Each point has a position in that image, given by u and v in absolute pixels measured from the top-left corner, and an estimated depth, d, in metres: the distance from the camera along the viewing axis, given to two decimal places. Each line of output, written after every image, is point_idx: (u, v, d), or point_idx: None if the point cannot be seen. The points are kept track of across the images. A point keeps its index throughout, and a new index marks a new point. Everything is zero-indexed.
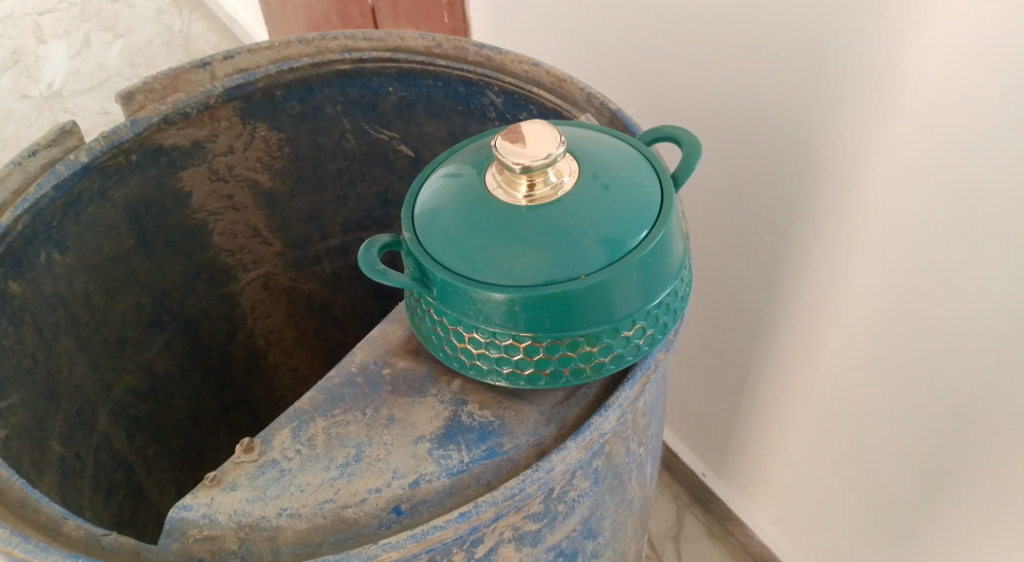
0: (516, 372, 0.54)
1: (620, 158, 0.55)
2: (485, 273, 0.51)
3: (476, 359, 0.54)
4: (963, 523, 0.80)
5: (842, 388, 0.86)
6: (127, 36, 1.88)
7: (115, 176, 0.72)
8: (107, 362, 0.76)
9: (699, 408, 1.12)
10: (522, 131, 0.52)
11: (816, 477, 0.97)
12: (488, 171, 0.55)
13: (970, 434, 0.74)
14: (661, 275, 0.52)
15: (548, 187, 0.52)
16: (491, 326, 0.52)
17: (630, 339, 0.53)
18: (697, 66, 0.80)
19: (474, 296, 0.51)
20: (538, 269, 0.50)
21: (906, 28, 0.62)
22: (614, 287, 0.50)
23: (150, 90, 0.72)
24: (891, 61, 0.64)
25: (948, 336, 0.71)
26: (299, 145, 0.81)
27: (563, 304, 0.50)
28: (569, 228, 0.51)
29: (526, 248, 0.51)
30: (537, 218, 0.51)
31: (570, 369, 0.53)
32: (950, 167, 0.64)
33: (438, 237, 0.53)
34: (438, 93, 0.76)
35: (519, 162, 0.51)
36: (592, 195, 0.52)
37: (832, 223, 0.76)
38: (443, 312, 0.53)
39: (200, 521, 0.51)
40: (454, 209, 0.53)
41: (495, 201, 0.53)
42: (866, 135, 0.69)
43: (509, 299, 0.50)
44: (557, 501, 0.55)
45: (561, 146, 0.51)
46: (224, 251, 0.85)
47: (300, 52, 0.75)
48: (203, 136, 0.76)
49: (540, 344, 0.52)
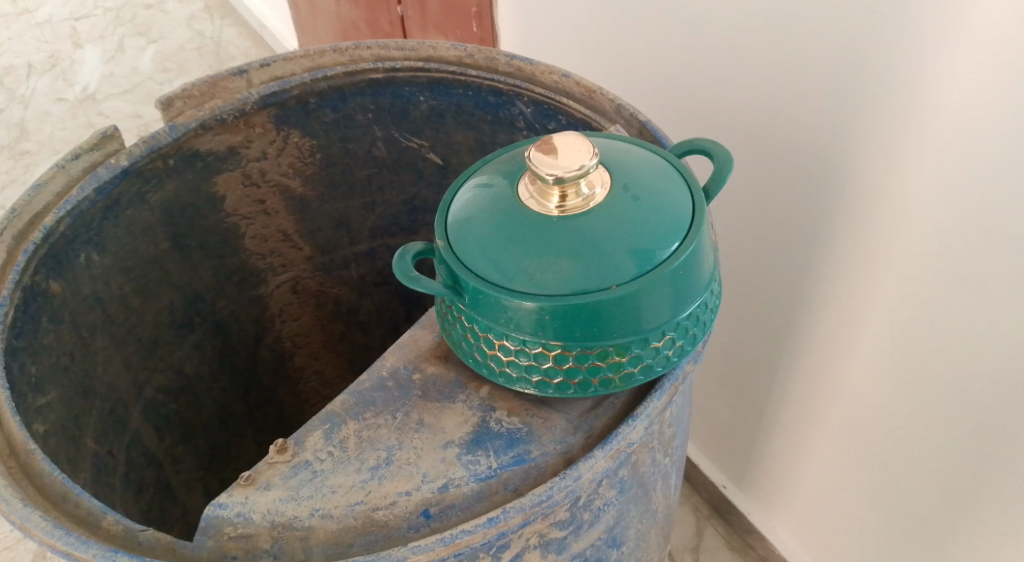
0: (545, 380, 0.54)
1: (652, 170, 0.56)
2: (517, 282, 0.51)
3: (506, 366, 0.55)
4: (989, 540, 0.79)
5: (866, 403, 0.86)
6: (160, 42, 1.91)
7: (153, 180, 0.74)
8: (139, 361, 0.78)
9: (723, 422, 1.12)
10: (553, 144, 0.53)
11: (839, 493, 0.97)
12: (519, 181, 0.56)
13: (997, 451, 0.74)
14: (691, 288, 0.53)
15: (579, 198, 0.53)
16: (521, 334, 0.53)
17: (659, 350, 0.53)
18: (726, 80, 0.80)
19: (505, 304, 0.52)
20: (568, 279, 0.51)
21: (940, 41, 0.62)
22: (644, 300, 0.51)
23: (188, 97, 0.74)
24: (923, 75, 0.65)
25: (977, 352, 0.71)
26: (330, 153, 0.83)
27: (594, 314, 0.51)
28: (600, 238, 0.52)
29: (557, 258, 0.51)
30: (568, 229, 0.52)
31: (598, 379, 0.54)
32: (981, 182, 0.65)
33: (471, 245, 0.54)
34: (467, 102, 0.77)
35: (552, 173, 0.51)
36: (624, 207, 0.53)
37: (860, 237, 0.76)
38: (474, 320, 0.54)
39: (234, 519, 0.52)
40: (487, 218, 0.54)
41: (526, 211, 0.53)
42: (898, 151, 0.69)
43: (539, 307, 0.51)
44: (583, 509, 0.56)
45: (593, 158, 0.52)
46: (255, 254, 0.87)
47: (334, 60, 0.76)
48: (238, 142, 0.78)
49: (569, 353, 0.52)
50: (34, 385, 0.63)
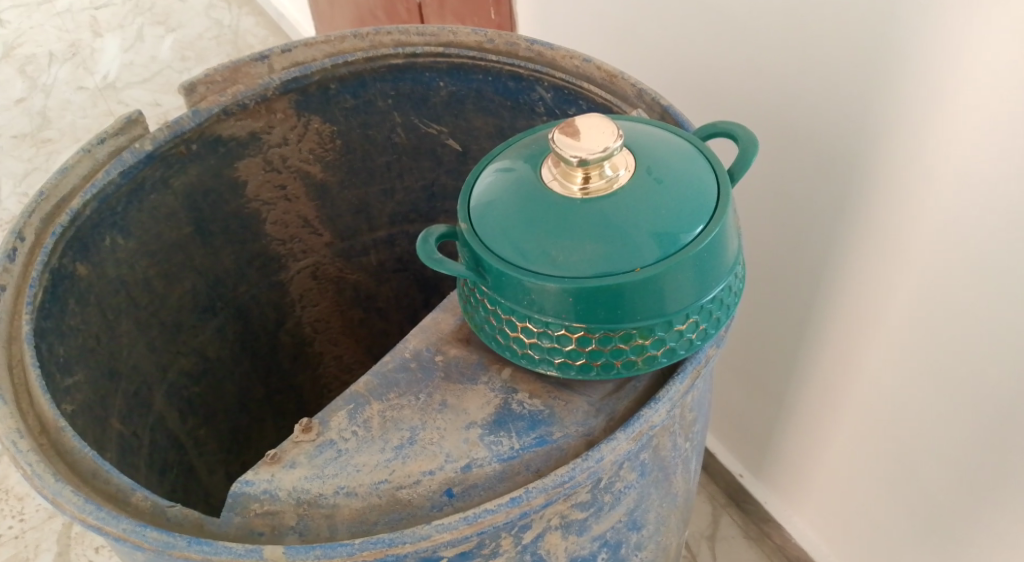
0: (567, 362, 0.55)
1: (678, 153, 0.56)
2: (541, 264, 0.52)
3: (528, 348, 0.55)
4: (1007, 527, 0.79)
5: (885, 391, 0.85)
6: (179, 31, 1.92)
7: (176, 164, 0.74)
8: (163, 344, 0.79)
9: (742, 410, 1.11)
10: (575, 126, 0.53)
11: (857, 482, 0.97)
12: (541, 163, 0.56)
13: (1015, 437, 0.73)
14: (714, 272, 0.53)
15: (603, 180, 0.53)
16: (544, 316, 0.53)
17: (682, 333, 0.53)
18: (746, 65, 0.80)
19: (529, 286, 0.52)
20: (592, 261, 0.51)
21: (961, 27, 0.62)
22: (668, 283, 0.51)
23: (210, 82, 0.74)
24: (943, 61, 0.64)
25: (997, 338, 0.71)
26: (350, 139, 0.83)
27: (618, 297, 0.51)
28: (623, 220, 0.52)
29: (581, 241, 0.52)
30: (591, 212, 0.52)
31: (621, 361, 0.54)
32: (999, 171, 0.64)
33: (493, 227, 0.54)
34: (487, 88, 0.77)
35: (576, 155, 0.52)
36: (648, 191, 0.53)
37: (882, 226, 0.76)
38: (498, 302, 0.55)
39: (261, 496, 0.53)
40: (511, 201, 0.55)
41: (548, 193, 0.54)
42: (920, 136, 0.69)
43: (562, 289, 0.51)
44: (604, 491, 0.56)
45: (617, 140, 0.52)
46: (276, 240, 0.87)
47: (355, 46, 0.76)
48: (259, 128, 0.78)
49: (592, 335, 0.53)
50: (62, 366, 0.63)
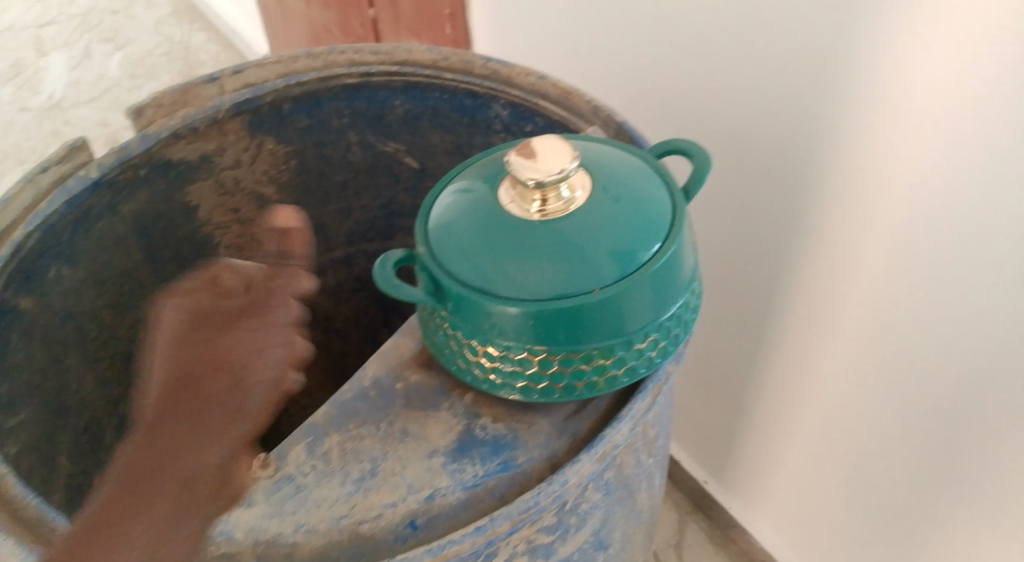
0: (529, 385, 0.54)
1: (633, 171, 0.56)
2: (500, 287, 0.51)
3: (490, 372, 0.54)
4: (968, 531, 0.79)
5: (844, 397, 0.86)
6: (127, 48, 1.88)
7: (124, 191, 0.72)
8: (114, 375, 0.76)
9: (704, 419, 1.12)
10: (531, 147, 0.52)
11: (819, 487, 0.97)
12: (498, 184, 0.55)
13: (968, 440, 0.74)
14: (673, 288, 0.53)
15: (560, 201, 0.53)
16: (505, 339, 0.52)
17: (642, 352, 0.53)
18: (701, 78, 0.80)
19: (489, 309, 0.51)
20: (551, 282, 0.50)
21: (907, 36, 0.63)
22: (627, 302, 0.51)
23: (159, 106, 0.73)
24: (890, 71, 0.65)
25: (949, 343, 0.71)
26: (305, 159, 0.82)
27: (578, 318, 0.50)
28: (581, 240, 0.51)
29: (540, 262, 0.51)
30: (549, 232, 0.52)
31: (583, 383, 0.53)
32: (947, 182, 0.65)
33: (451, 251, 0.53)
34: (443, 105, 0.76)
35: (532, 177, 0.51)
36: (605, 210, 0.53)
37: (836, 237, 0.77)
38: (458, 327, 0.54)
39: (218, 537, 0.52)
40: (469, 223, 0.54)
41: (506, 214, 0.53)
42: (871, 145, 0.69)
43: (523, 312, 0.50)
44: (569, 513, 0.55)
45: (574, 161, 0.52)
46: (230, 263, 0.85)
47: (307, 66, 0.75)
48: (211, 150, 0.76)
49: (554, 357, 0.52)
50: (5, 405, 0.61)
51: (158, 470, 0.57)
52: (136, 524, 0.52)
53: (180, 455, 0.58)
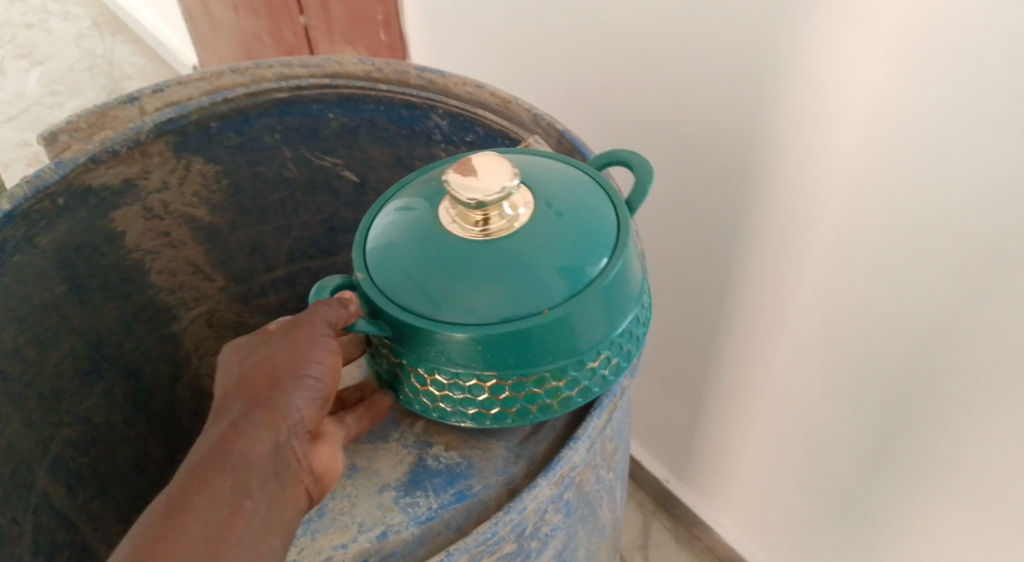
0: (481, 413, 0.51)
1: (578, 186, 0.54)
2: (443, 313, 0.49)
3: (439, 401, 0.52)
4: (927, 519, 0.79)
5: (797, 393, 0.85)
6: (46, 64, 1.79)
7: (42, 221, 0.67)
8: (42, 415, 0.72)
9: (661, 420, 1.11)
10: (469, 167, 0.50)
11: (777, 482, 0.97)
12: (438, 203, 0.53)
13: (921, 429, 0.74)
14: (622, 303, 0.51)
15: (503, 220, 0.50)
16: (453, 366, 0.50)
17: (595, 371, 0.51)
18: (640, 81, 0.79)
19: (435, 337, 0.49)
20: (499, 304, 0.49)
21: (841, 29, 0.62)
22: (576, 319, 0.49)
23: (74, 130, 0.69)
24: (824, 66, 0.64)
25: (895, 333, 0.71)
26: (238, 178, 0.78)
27: (526, 340, 0.48)
28: (527, 258, 0.50)
29: (485, 284, 0.49)
30: (491, 253, 0.50)
31: (537, 406, 0.51)
32: (886, 180, 0.65)
33: (388, 277, 0.51)
34: (380, 118, 0.74)
35: (472, 197, 0.49)
36: (547, 224, 0.51)
37: (779, 234, 0.76)
38: (403, 355, 0.51)
39: None
40: (408, 246, 0.52)
41: (447, 235, 0.51)
42: (808, 142, 0.69)
43: (470, 337, 0.48)
44: (530, 538, 0.54)
45: (513, 179, 0.49)
46: (165, 290, 0.81)
47: (233, 81, 0.71)
48: (135, 174, 0.72)
49: (505, 383, 0.50)
50: None
51: (220, 455, 0.45)
52: (189, 520, 0.43)
53: (228, 444, 0.46)
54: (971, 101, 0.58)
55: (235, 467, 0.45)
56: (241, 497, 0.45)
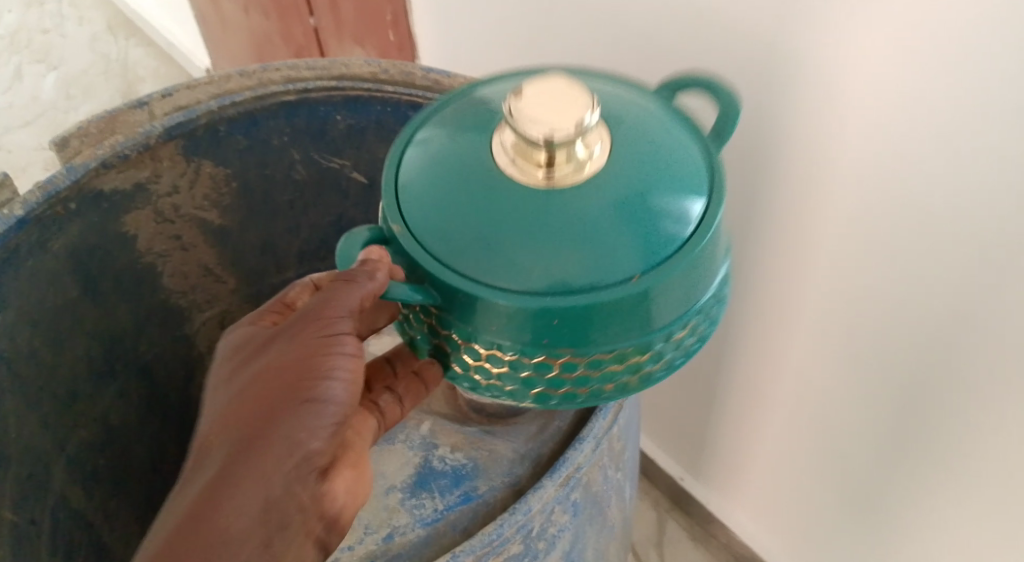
0: (548, 392, 0.49)
1: (655, 124, 0.50)
2: (512, 279, 0.45)
3: (497, 379, 0.49)
4: (942, 513, 0.79)
5: (812, 390, 0.85)
6: (60, 67, 1.81)
7: (53, 226, 0.68)
8: (58, 417, 0.73)
9: (674, 415, 1.10)
10: (550, 95, 0.45)
11: (792, 477, 0.97)
12: (491, 138, 0.48)
13: (934, 420, 0.73)
14: (709, 265, 0.48)
15: (570, 163, 0.46)
16: (517, 344, 0.46)
17: (677, 341, 0.49)
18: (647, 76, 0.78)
19: (502, 310, 0.45)
20: (579, 274, 0.45)
21: (850, 26, 0.61)
22: (665, 292, 0.46)
23: (85, 135, 0.70)
24: (834, 67, 0.63)
25: (904, 328, 0.71)
26: (248, 180, 0.79)
27: (610, 312, 0.45)
28: (610, 219, 0.45)
29: (560, 247, 0.45)
30: (572, 206, 0.45)
31: (613, 384, 0.49)
32: (896, 176, 0.64)
33: (439, 231, 0.47)
34: (387, 118, 0.74)
35: (541, 132, 0.44)
36: (629, 175, 0.47)
37: (793, 228, 0.75)
38: (459, 327, 0.48)
39: None
40: (462, 197, 0.47)
41: (508, 177, 0.46)
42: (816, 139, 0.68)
43: (546, 312, 0.44)
44: (538, 538, 0.54)
45: (593, 114, 0.45)
46: (177, 292, 0.83)
47: (241, 85, 0.72)
48: (145, 177, 0.73)
49: (581, 358, 0.47)
50: None
51: (240, 480, 0.45)
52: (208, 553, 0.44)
53: (250, 466, 0.45)
54: (977, 100, 0.57)
55: (255, 491, 0.45)
56: (256, 539, 0.45)
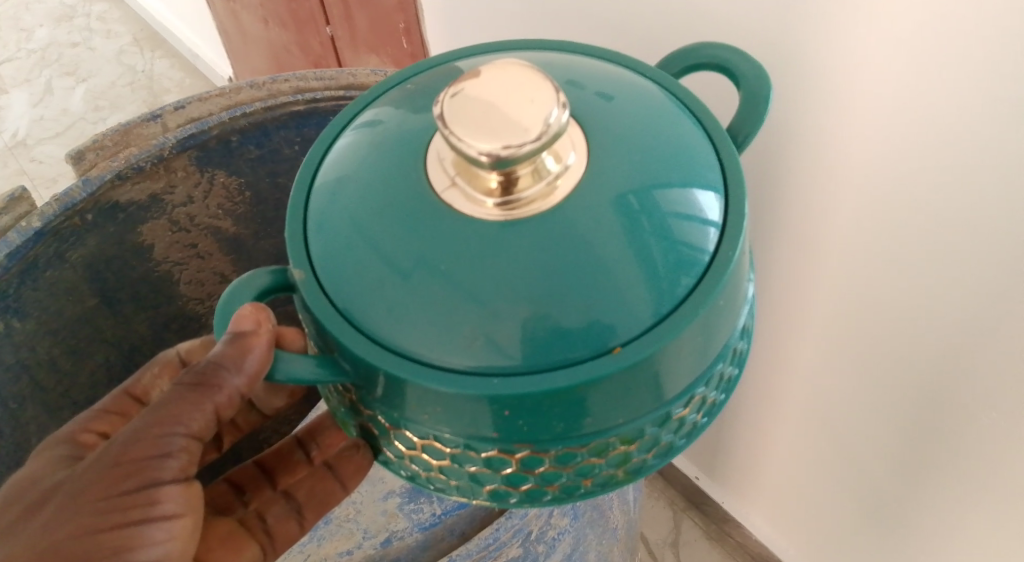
0: (504, 489, 0.44)
1: (653, 122, 0.44)
2: (451, 355, 0.40)
3: (440, 473, 0.44)
4: (959, 518, 0.78)
5: (824, 395, 0.83)
6: (89, 80, 1.85)
7: (71, 237, 0.70)
8: None
9: None
10: (504, 93, 0.40)
11: (806, 480, 0.96)
12: (429, 158, 0.43)
13: (947, 426, 0.72)
14: (717, 336, 0.43)
15: (534, 181, 0.41)
16: (460, 438, 0.42)
17: (675, 421, 0.44)
18: None
19: (438, 396, 0.40)
20: (543, 347, 0.39)
21: (853, 22, 0.56)
22: (656, 363, 0.40)
23: (100, 148, 0.71)
24: (833, 68, 0.59)
25: (911, 336, 0.69)
26: (260, 189, 0.81)
27: (580, 395, 0.39)
28: (585, 263, 0.40)
29: (515, 304, 0.39)
30: (524, 243, 0.40)
31: (593, 479, 0.44)
32: (897, 189, 0.61)
33: (354, 281, 0.42)
34: None
35: (485, 153, 0.39)
36: (610, 215, 0.41)
37: (796, 232, 0.72)
38: (389, 414, 0.43)
39: None
40: (386, 237, 0.42)
41: (455, 207, 0.41)
42: (817, 140, 0.64)
43: (495, 403, 0.39)
44: (536, 542, 0.54)
45: (563, 112, 0.40)
46: (193, 299, 0.84)
47: (252, 97, 0.74)
48: (160, 189, 0.75)
49: (544, 454, 0.42)
50: None
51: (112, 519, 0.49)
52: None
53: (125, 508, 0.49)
54: (977, 121, 0.54)
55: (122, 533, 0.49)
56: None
